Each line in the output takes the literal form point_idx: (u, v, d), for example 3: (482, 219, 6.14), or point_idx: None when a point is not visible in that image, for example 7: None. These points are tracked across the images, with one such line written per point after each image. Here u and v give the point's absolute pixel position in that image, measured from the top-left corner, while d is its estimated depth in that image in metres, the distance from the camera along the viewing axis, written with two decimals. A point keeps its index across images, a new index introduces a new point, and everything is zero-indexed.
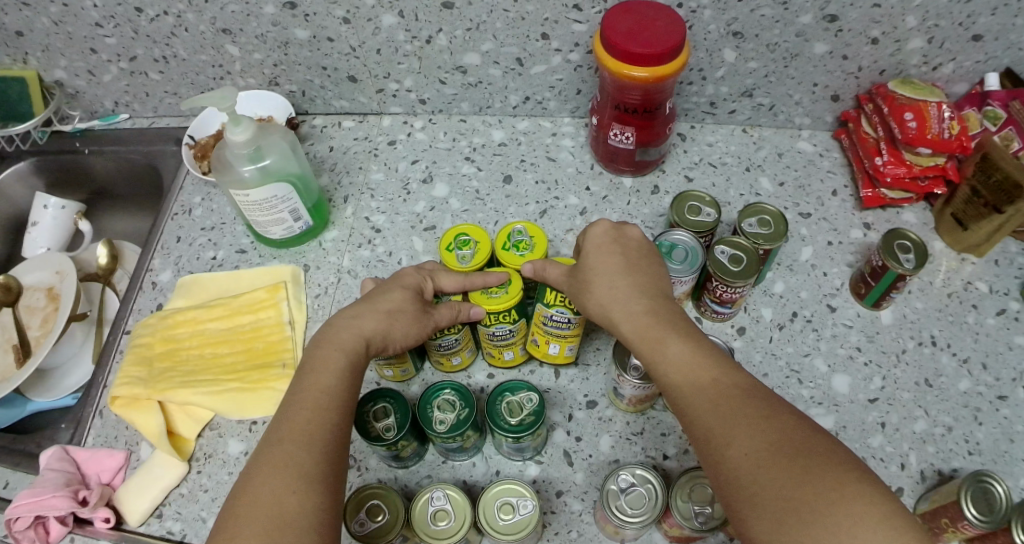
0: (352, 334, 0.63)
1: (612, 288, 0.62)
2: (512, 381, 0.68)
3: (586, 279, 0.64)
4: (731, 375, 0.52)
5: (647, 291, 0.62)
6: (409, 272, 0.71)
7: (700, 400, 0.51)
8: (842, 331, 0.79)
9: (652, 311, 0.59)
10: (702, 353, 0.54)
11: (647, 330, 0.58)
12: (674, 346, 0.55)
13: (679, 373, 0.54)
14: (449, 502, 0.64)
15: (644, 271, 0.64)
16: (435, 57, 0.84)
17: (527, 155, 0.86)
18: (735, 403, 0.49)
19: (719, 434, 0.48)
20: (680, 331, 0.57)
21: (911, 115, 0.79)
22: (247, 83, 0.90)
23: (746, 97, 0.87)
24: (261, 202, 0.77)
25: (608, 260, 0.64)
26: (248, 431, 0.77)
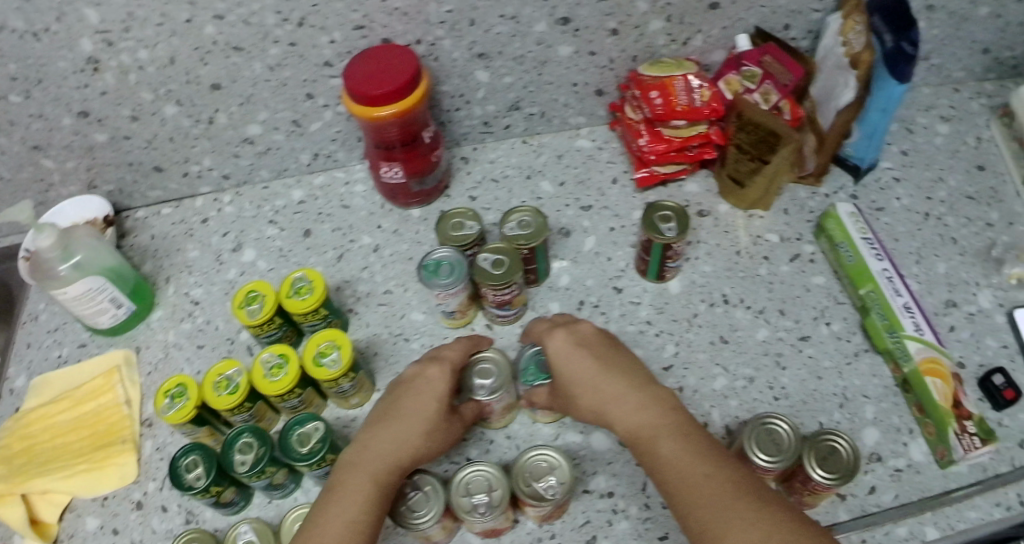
0: (381, 463, 0.66)
1: (595, 388, 0.68)
2: (302, 414, 0.75)
3: (560, 379, 0.70)
4: (719, 466, 0.57)
5: (625, 385, 0.67)
6: (435, 371, 0.72)
7: (693, 492, 0.56)
8: (630, 309, 0.83)
9: (640, 405, 0.65)
10: (691, 450, 0.60)
11: (641, 426, 0.63)
12: (667, 446, 0.61)
13: (675, 468, 0.59)
14: (255, 534, 0.74)
15: (617, 363, 0.70)
16: (222, 134, 0.90)
17: (323, 208, 0.94)
18: (725, 496, 0.55)
19: (710, 520, 0.54)
20: (668, 428, 0.62)
21: (656, 93, 0.84)
22: (70, 191, 0.97)
23: (515, 110, 0.92)
24: (81, 296, 0.83)
25: (582, 361, 0.69)
26: (101, 506, 0.84)
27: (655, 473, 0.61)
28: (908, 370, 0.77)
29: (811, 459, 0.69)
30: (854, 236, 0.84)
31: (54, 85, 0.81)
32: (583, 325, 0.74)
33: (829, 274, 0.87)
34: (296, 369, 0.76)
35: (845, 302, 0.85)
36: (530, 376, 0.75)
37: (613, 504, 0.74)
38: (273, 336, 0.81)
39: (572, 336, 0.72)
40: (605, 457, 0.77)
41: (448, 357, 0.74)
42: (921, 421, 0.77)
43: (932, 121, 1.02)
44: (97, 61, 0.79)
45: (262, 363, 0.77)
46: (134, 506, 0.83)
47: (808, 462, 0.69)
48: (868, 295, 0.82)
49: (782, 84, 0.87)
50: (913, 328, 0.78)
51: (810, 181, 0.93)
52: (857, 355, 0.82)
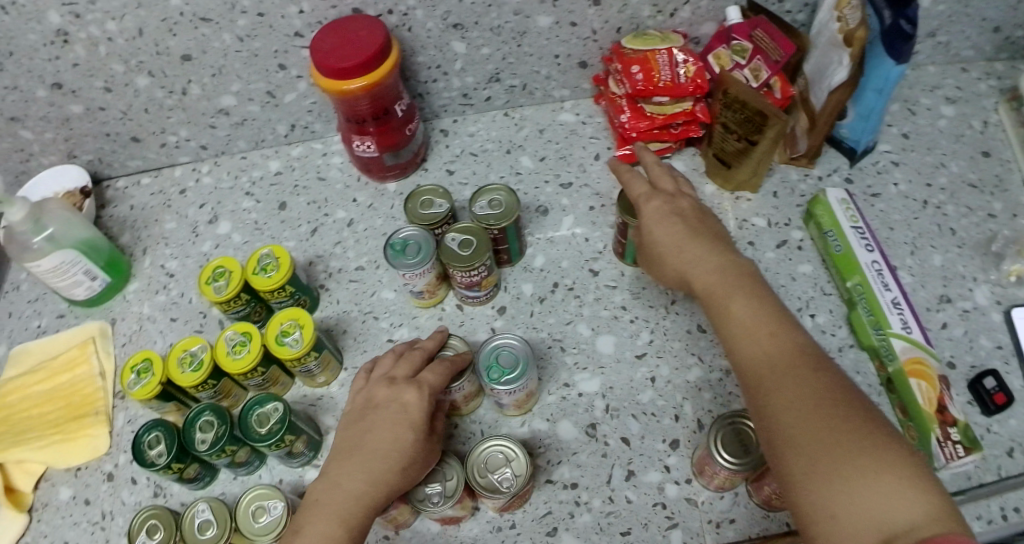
0: (351, 501, 0.58)
1: (675, 256, 0.64)
2: (261, 394, 0.73)
3: (665, 243, 0.66)
4: (785, 332, 0.54)
5: (715, 249, 0.63)
6: (410, 396, 0.64)
7: (761, 358, 0.53)
8: (605, 292, 0.80)
9: (718, 267, 0.61)
10: (765, 312, 0.56)
11: (729, 286, 0.59)
12: (743, 304, 0.57)
13: (744, 331, 0.56)
14: (212, 512, 0.72)
15: (691, 228, 0.65)
16: (196, 105, 0.88)
17: (299, 180, 0.92)
18: (789, 363, 0.52)
19: (769, 383, 0.51)
20: (759, 295, 0.58)
21: (637, 67, 0.80)
22: (50, 161, 0.96)
23: (495, 82, 0.89)
24: (54, 269, 0.83)
25: (671, 223, 0.66)
26: (74, 477, 0.85)
27: (722, 331, 0.58)
28: (892, 370, 0.74)
29: None
30: (843, 225, 0.80)
31: (25, 58, 0.79)
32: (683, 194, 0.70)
33: (816, 263, 0.83)
34: (258, 347, 0.74)
35: (832, 292, 0.82)
36: (494, 373, 0.70)
37: (576, 496, 0.72)
38: (240, 313, 0.79)
39: (672, 200, 0.69)
40: (571, 447, 0.74)
41: (426, 380, 0.67)
42: (904, 423, 0.74)
43: (936, 102, 0.97)
44: (66, 33, 0.77)
45: (226, 341, 0.76)
46: (105, 478, 0.84)
47: None
48: (854, 288, 0.79)
49: (772, 60, 0.82)
50: (900, 326, 0.74)
51: (803, 163, 0.89)
52: (842, 350, 0.79)
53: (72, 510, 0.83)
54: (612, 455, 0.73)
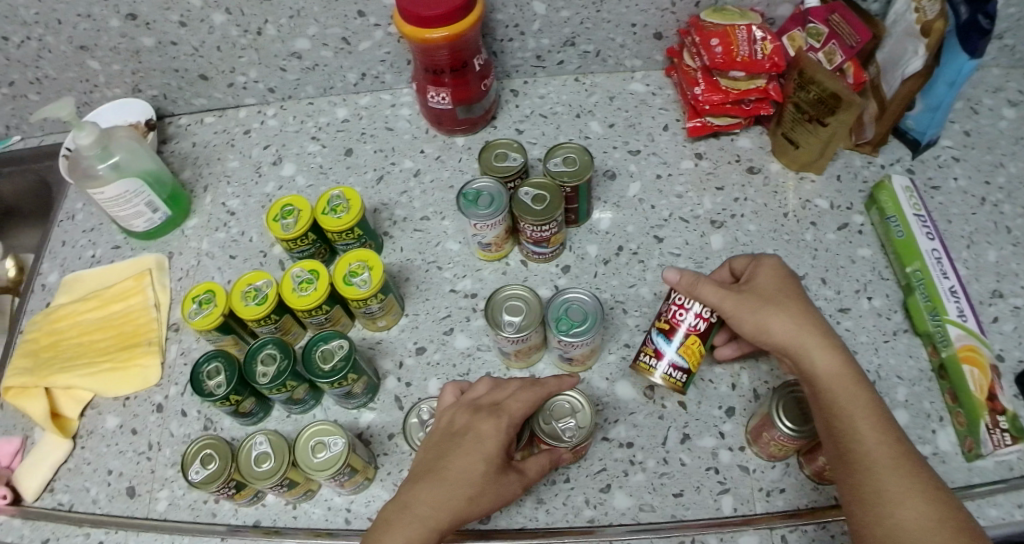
0: (434, 518, 0.58)
1: (772, 323, 0.62)
2: (327, 331, 0.74)
3: (768, 302, 0.63)
4: (897, 438, 0.56)
5: (821, 326, 0.62)
6: (489, 425, 0.63)
7: (873, 458, 0.55)
8: (669, 260, 0.80)
9: (818, 346, 0.60)
10: (883, 418, 0.57)
11: (842, 371, 0.59)
12: (861, 400, 0.57)
13: (870, 436, 0.56)
14: (270, 446, 0.74)
15: (782, 296, 0.64)
16: (270, 47, 0.87)
17: (367, 128, 0.92)
18: (908, 475, 0.53)
19: (890, 493, 0.53)
20: (870, 391, 0.58)
21: (716, 41, 0.81)
22: (114, 93, 0.96)
23: (570, 46, 0.88)
24: (115, 198, 0.83)
25: (793, 298, 0.63)
26: (122, 406, 0.86)
27: (834, 424, 0.58)
28: (945, 355, 0.75)
29: None
30: (906, 211, 0.81)
31: None
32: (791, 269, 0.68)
33: (874, 248, 0.84)
34: (325, 286, 0.75)
35: (889, 278, 0.83)
36: (563, 327, 0.71)
37: (630, 456, 0.74)
38: (304, 253, 0.80)
39: (783, 265, 0.68)
40: (628, 407, 0.76)
41: (508, 411, 0.65)
42: (952, 410, 0.75)
43: (999, 104, 0.97)
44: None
45: (292, 278, 0.76)
46: (153, 409, 0.85)
47: None
48: (913, 274, 0.79)
49: (847, 45, 0.83)
50: (956, 313, 0.75)
51: (866, 150, 0.90)
52: (895, 334, 0.80)
53: (118, 439, 0.84)
54: (668, 418, 0.76)
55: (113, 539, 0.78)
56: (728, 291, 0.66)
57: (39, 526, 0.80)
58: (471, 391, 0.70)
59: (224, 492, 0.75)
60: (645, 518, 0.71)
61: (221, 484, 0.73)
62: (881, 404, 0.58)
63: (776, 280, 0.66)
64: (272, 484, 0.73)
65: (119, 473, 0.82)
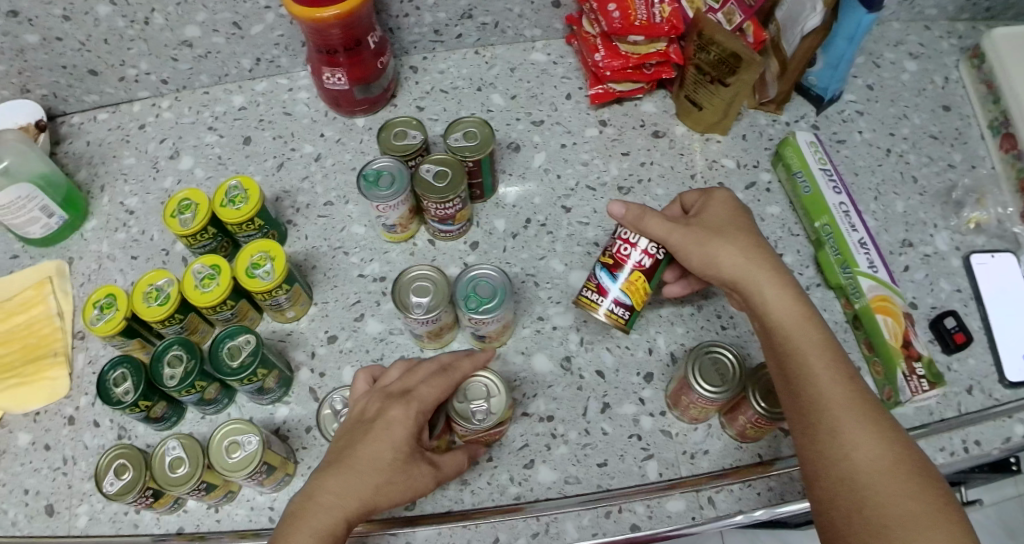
0: (340, 508, 0.56)
1: (722, 256, 0.63)
2: (234, 327, 0.73)
3: (716, 235, 0.64)
4: (850, 372, 0.55)
5: (771, 258, 0.63)
6: (399, 407, 0.61)
7: (825, 397, 0.54)
8: (577, 229, 0.80)
9: (767, 279, 0.61)
10: (834, 350, 0.57)
11: (791, 305, 0.59)
12: (812, 336, 0.57)
13: (823, 371, 0.55)
14: (184, 450, 0.72)
15: (729, 231, 0.65)
16: (159, 36, 0.84)
17: (264, 114, 0.89)
18: (859, 408, 0.53)
19: (842, 427, 0.53)
20: (821, 325, 0.58)
21: (614, 6, 0.80)
22: (0, 95, 0.90)
23: (468, 19, 0.85)
24: (7, 205, 0.79)
25: (740, 230, 0.64)
26: (33, 422, 0.83)
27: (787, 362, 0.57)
28: (859, 306, 0.77)
29: (752, 392, 0.67)
30: (811, 166, 0.82)
31: None
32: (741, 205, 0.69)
33: (783, 205, 0.85)
34: (230, 280, 0.73)
35: (799, 234, 0.84)
36: (473, 304, 0.70)
37: (553, 429, 0.74)
38: (206, 247, 0.78)
39: (732, 199, 0.68)
40: (546, 380, 0.76)
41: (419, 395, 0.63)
42: (869, 359, 0.77)
43: (901, 57, 0.98)
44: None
45: (193, 274, 0.74)
46: (66, 422, 0.82)
47: (749, 395, 0.67)
48: (822, 229, 0.81)
49: (746, 5, 0.83)
50: (867, 265, 0.77)
51: (770, 109, 0.91)
52: (808, 289, 0.82)
53: (32, 457, 0.81)
54: (587, 389, 0.75)
55: None
56: (676, 226, 0.66)
57: None
58: (390, 374, 0.68)
59: (143, 501, 0.74)
60: (573, 491, 0.71)
61: (138, 493, 0.72)
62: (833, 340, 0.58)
63: (726, 214, 0.67)
64: (189, 488, 0.71)
65: (37, 491, 0.80)
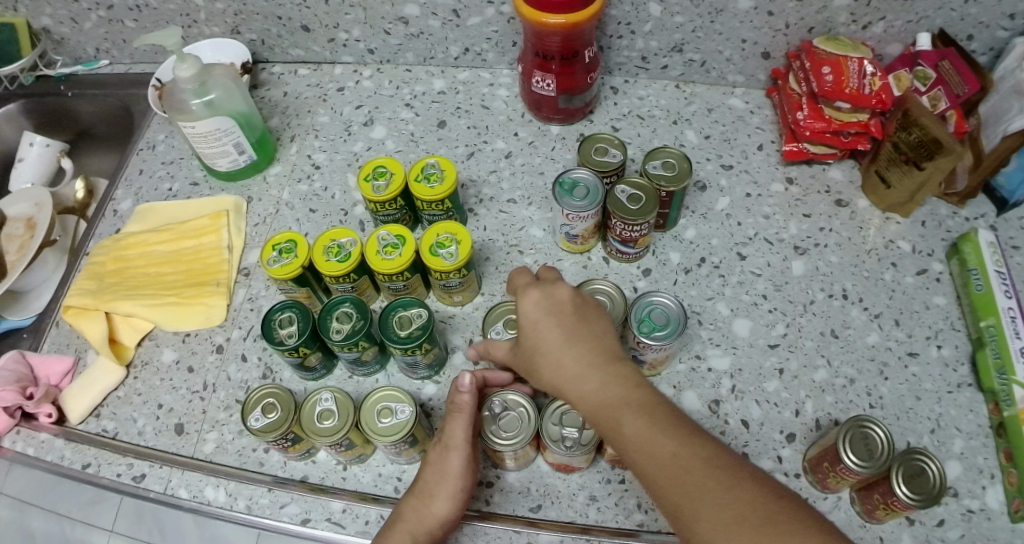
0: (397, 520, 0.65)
1: (558, 361, 0.60)
2: (406, 299, 0.75)
3: (531, 351, 0.62)
4: (694, 450, 0.51)
5: (581, 356, 0.59)
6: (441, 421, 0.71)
7: (659, 476, 0.50)
8: (749, 278, 0.82)
9: (602, 382, 0.57)
10: (650, 428, 0.52)
11: (600, 405, 0.56)
12: (630, 426, 0.53)
13: (641, 452, 0.52)
14: (335, 404, 0.74)
15: (589, 332, 0.61)
16: (378, 8, 0.87)
17: (463, 103, 0.92)
18: (683, 486, 0.49)
19: (684, 502, 0.48)
20: (632, 402, 0.54)
21: (828, 69, 0.82)
22: (213, 31, 0.96)
23: (677, 52, 0.90)
24: (207, 134, 0.83)
25: (546, 328, 0.61)
26: (181, 342, 0.86)
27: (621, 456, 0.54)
28: (1006, 415, 0.74)
29: (898, 475, 0.66)
30: (988, 266, 0.81)
31: None
32: (556, 287, 0.64)
33: (950, 298, 0.83)
34: (411, 253, 0.75)
35: (961, 330, 0.81)
36: (645, 328, 0.71)
37: None
38: (389, 217, 0.80)
39: (541, 300, 0.63)
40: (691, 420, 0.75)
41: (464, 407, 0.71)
42: (1005, 469, 0.73)
43: None
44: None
45: (377, 240, 0.76)
46: (212, 349, 0.85)
47: (894, 478, 0.66)
48: (986, 329, 0.78)
49: (954, 93, 0.84)
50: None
51: (952, 201, 0.90)
52: (960, 386, 0.78)
53: (172, 375, 0.85)
54: (729, 435, 0.74)
55: (159, 473, 0.78)
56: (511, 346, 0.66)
57: (82, 449, 0.81)
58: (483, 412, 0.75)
59: (279, 444, 0.74)
60: None
61: (279, 435, 0.73)
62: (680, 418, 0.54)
63: (537, 308, 0.63)
64: (332, 442, 0.72)
65: (169, 409, 0.83)
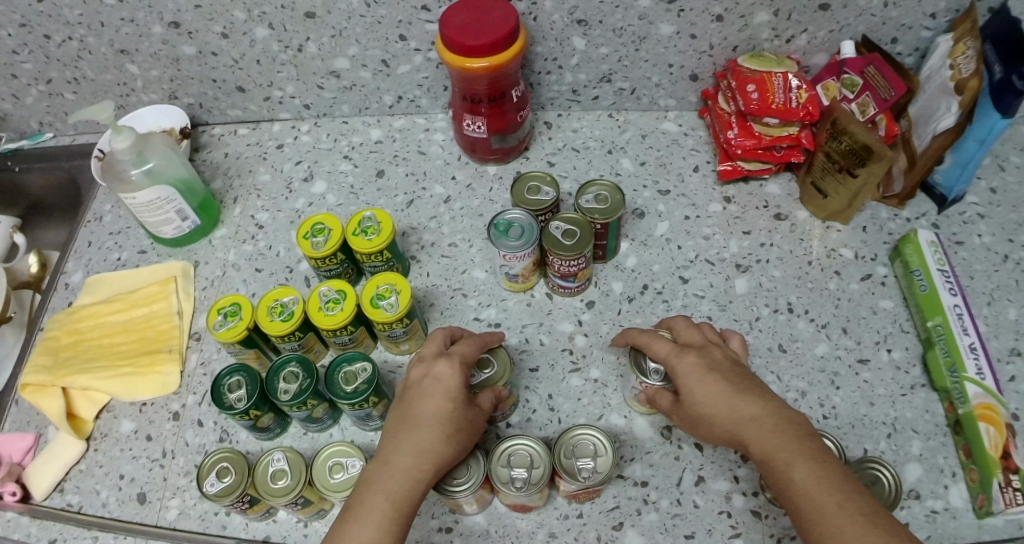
0: (403, 475, 0.59)
1: (730, 408, 0.60)
2: (351, 353, 0.75)
3: (695, 408, 0.62)
4: (858, 500, 0.52)
5: (765, 403, 0.59)
6: (441, 365, 0.66)
7: (825, 525, 0.51)
8: (693, 301, 0.82)
9: (776, 425, 0.57)
10: (822, 478, 0.53)
11: (771, 449, 0.56)
12: (804, 470, 0.54)
13: (812, 504, 0.52)
14: (288, 463, 0.74)
15: (753, 386, 0.61)
16: (310, 64, 0.89)
17: (400, 150, 0.93)
18: (850, 533, 0.50)
19: None
20: (809, 449, 0.55)
21: (753, 87, 0.83)
22: (151, 98, 0.98)
23: (606, 83, 0.92)
24: (147, 204, 0.83)
25: (715, 382, 0.62)
26: (139, 411, 0.86)
27: (783, 501, 0.55)
28: (962, 412, 0.74)
29: None
30: (930, 265, 0.81)
31: None
32: (715, 347, 0.66)
33: (896, 301, 0.84)
34: (353, 306, 0.76)
35: (910, 331, 0.82)
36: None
37: (644, 494, 0.74)
38: (332, 271, 0.81)
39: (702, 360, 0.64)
40: (645, 446, 0.76)
41: (457, 353, 0.68)
42: (966, 466, 0.73)
43: None
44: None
45: (320, 296, 0.77)
46: (170, 415, 0.85)
47: None
48: (935, 328, 0.78)
49: (882, 97, 0.84)
50: (975, 371, 0.74)
51: (892, 204, 0.91)
52: (913, 388, 0.78)
53: (132, 444, 0.84)
54: (684, 459, 0.75)
55: None
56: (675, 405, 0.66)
57: (47, 524, 0.80)
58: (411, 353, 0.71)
59: (237, 506, 0.74)
60: None
61: (235, 498, 0.72)
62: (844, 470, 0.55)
63: (696, 367, 0.64)
64: (287, 502, 0.72)
65: (130, 478, 0.82)
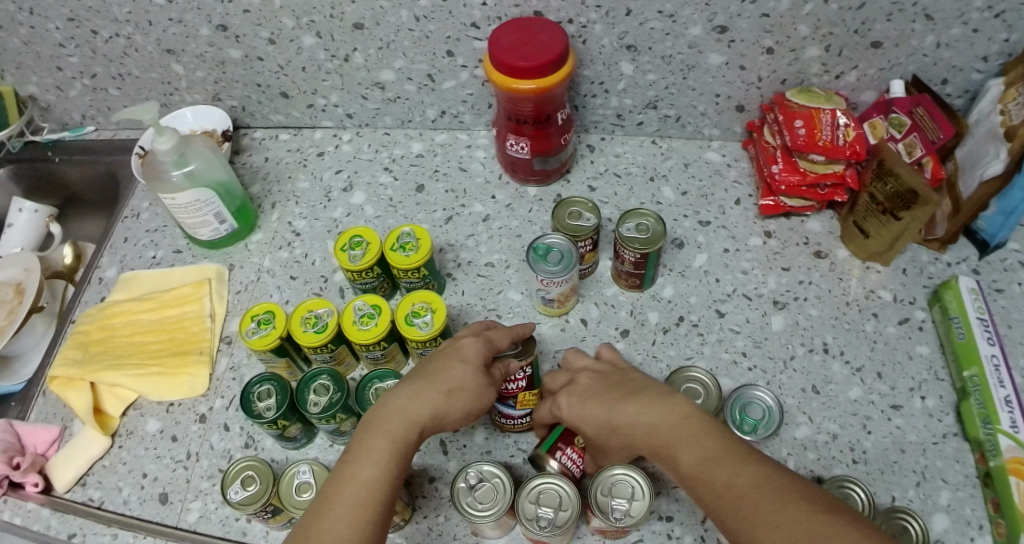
0: (400, 417, 0.59)
1: (616, 420, 0.61)
2: (383, 370, 0.76)
3: (596, 428, 0.64)
4: (741, 462, 0.51)
5: (647, 399, 0.60)
6: (466, 340, 0.68)
7: (715, 498, 0.50)
8: (728, 336, 0.82)
9: (654, 417, 0.58)
10: (710, 449, 0.53)
11: (659, 442, 0.56)
12: (686, 456, 0.54)
13: (702, 480, 0.52)
14: (314, 475, 0.74)
15: (638, 388, 0.63)
16: (355, 75, 0.89)
17: (440, 165, 0.94)
18: (740, 496, 0.49)
19: (743, 508, 0.48)
20: (690, 428, 0.56)
21: (800, 122, 0.82)
22: (194, 99, 0.98)
23: (651, 109, 0.92)
24: (186, 206, 0.84)
25: (591, 404, 0.64)
26: (165, 411, 0.85)
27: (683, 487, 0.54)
28: (993, 465, 0.71)
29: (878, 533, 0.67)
30: (970, 314, 0.79)
31: None
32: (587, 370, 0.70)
33: (933, 346, 0.82)
34: (387, 322, 0.75)
35: (945, 379, 0.79)
36: (747, 427, 0.71)
37: (669, 529, 0.71)
38: (368, 284, 0.80)
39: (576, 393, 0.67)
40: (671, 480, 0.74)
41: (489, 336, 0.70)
42: (994, 520, 0.70)
43: None
44: None
45: (354, 310, 0.77)
46: (195, 417, 0.84)
47: None
48: (970, 378, 0.76)
49: (929, 139, 0.83)
50: (1010, 424, 0.72)
51: (934, 247, 0.89)
52: (946, 436, 0.76)
53: (157, 443, 0.83)
54: None
55: None
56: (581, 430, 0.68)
57: (68, 518, 0.79)
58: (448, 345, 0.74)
59: (260, 515, 0.73)
60: None
61: (259, 507, 0.71)
62: (737, 443, 0.53)
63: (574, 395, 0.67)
64: None
65: (153, 478, 0.81)
